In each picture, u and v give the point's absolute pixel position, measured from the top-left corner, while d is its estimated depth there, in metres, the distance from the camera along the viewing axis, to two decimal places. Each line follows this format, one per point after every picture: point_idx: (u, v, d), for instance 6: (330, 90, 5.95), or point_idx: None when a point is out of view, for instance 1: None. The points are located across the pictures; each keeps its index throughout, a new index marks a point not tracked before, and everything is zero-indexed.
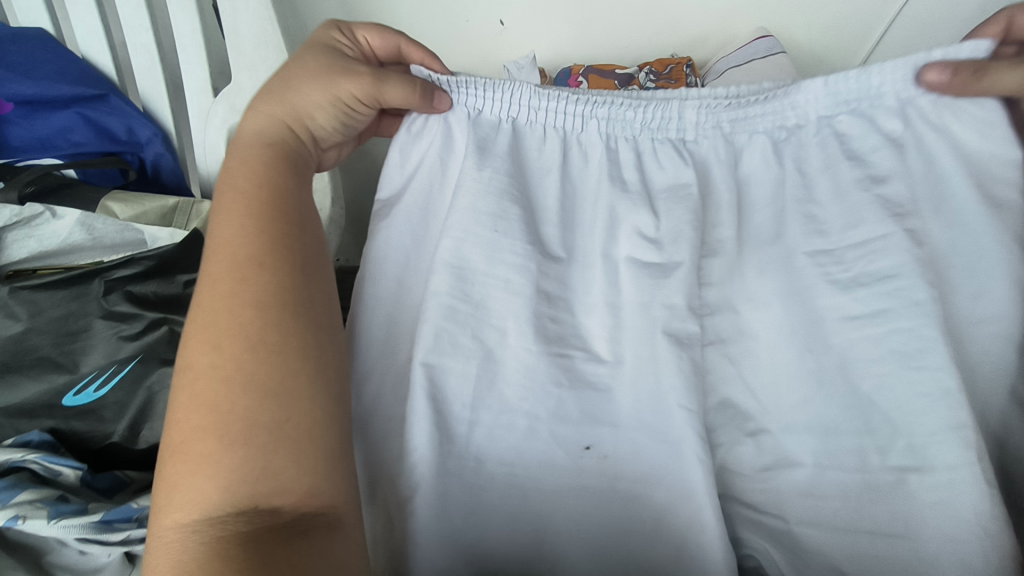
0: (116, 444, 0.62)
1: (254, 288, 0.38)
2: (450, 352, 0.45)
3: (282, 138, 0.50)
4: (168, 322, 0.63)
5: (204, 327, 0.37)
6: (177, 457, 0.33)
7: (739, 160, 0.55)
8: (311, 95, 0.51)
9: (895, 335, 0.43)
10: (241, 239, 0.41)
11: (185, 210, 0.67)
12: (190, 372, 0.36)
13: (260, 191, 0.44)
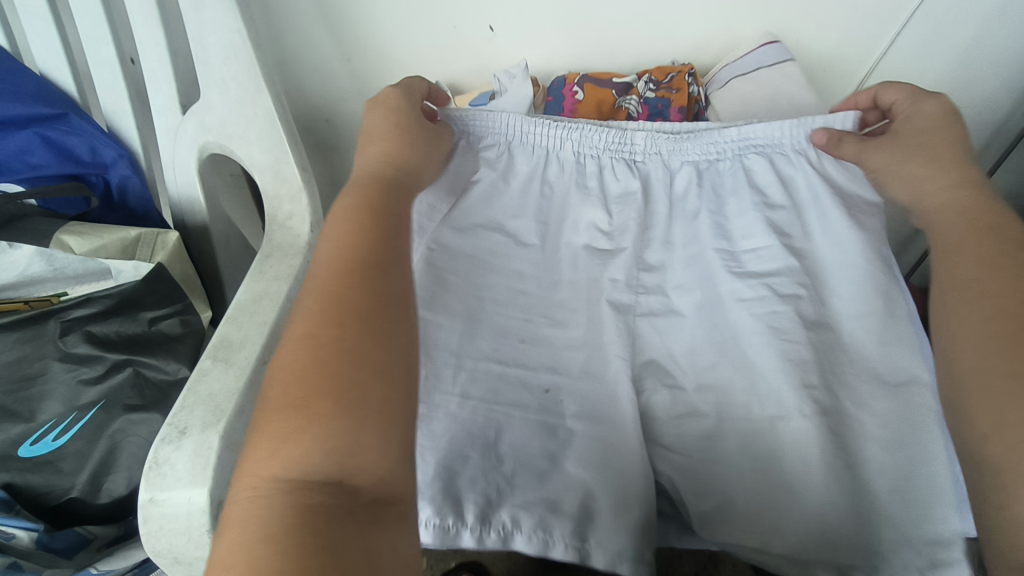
0: (77, 499, 0.57)
1: (370, 293, 0.41)
2: (439, 315, 0.56)
3: (386, 191, 0.51)
4: (132, 364, 0.58)
5: (316, 313, 0.40)
6: (276, 420, 0.35)
7: (672, 181, 0.67)
8: (402, 148, 0.55)
9: (772, 314, 0.55)
10: (352, 243, 0.45)
11: (149, 241, 0.62)
12: (297, 344, 0.38)
13: (369, 215, 0.48)
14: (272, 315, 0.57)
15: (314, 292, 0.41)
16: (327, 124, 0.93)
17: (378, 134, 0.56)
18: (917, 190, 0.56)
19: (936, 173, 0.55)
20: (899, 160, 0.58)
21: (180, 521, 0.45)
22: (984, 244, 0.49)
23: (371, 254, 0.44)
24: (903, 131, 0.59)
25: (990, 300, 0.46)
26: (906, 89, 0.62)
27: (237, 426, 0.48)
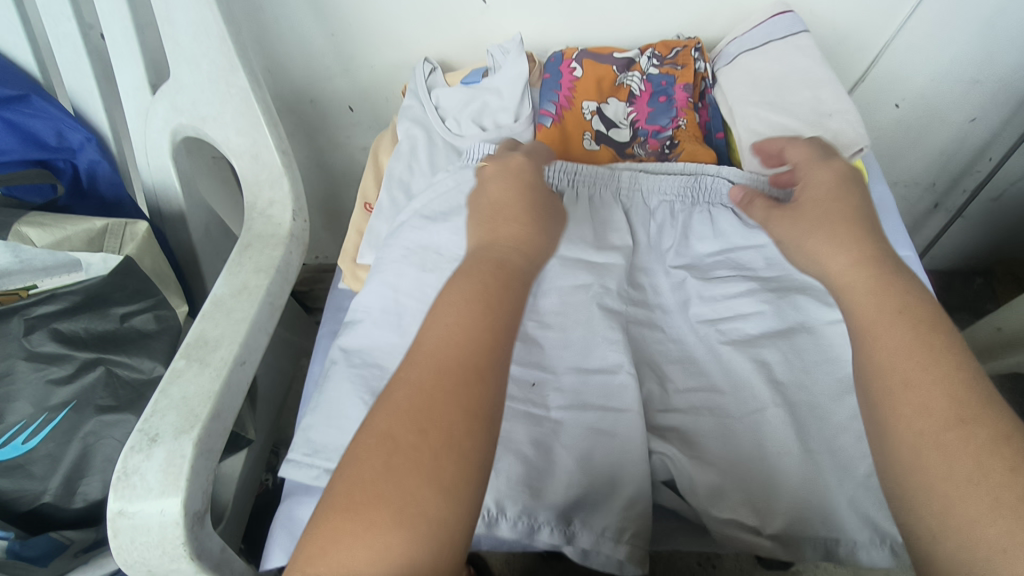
0: (49, 504, 0.54)
1: (468, 405, 0.35)
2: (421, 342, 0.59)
3: (499, 274, 0.43)
4: (104, 363, 0.55)
5: (408, 410, 0.35)
6: (344, 505, 0.32)
7: (653, 217, 0.65)
8: (527, 225, 0.46)
9: (734, 329, 0.57)
10: (464, 314, 0.39)
11: (116, 232, 0.58)
12: (376, 438, 0.34)
13: (486, 291, 0.41)
14: (250, 311, 0.53)
15: (408, 380, 0.36)
16: (312, 105, 0.88)
17: (509, 195, 0.49)
18: (820, 266, 0.48)
19: (839, 243, 0.47)
20: (804, 230, 0.50)
21: (153, 535, 0.42)
22: (893, 325, 0.41)
23: (478, 356, 0.37)
24: (809, 198, 0.52)
25: (917, 394, 0.37)
26: (805, 150, 0.57)
27: (213, 431, 0.45)
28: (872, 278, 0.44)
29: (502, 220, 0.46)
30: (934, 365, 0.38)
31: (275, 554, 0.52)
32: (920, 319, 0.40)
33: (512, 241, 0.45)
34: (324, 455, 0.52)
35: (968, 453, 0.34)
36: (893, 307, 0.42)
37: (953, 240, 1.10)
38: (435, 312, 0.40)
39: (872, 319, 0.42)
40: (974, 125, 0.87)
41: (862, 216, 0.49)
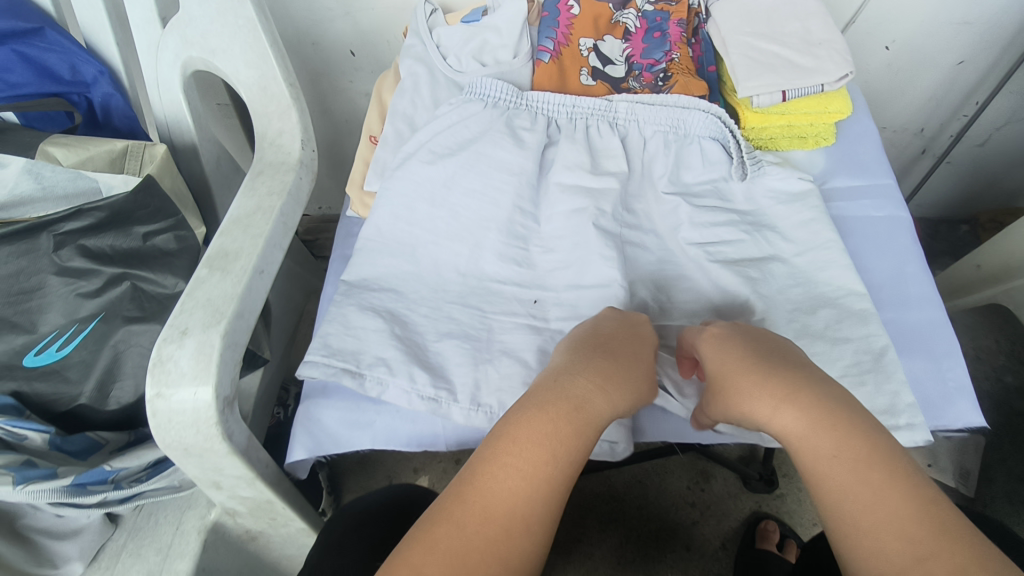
0: (85, 406, 0.59)
1: (506, 559, 0.36)
2: (427, 268, 0.63)
3: (576, 432, 0.41)
4: (129, 278, 0.58)
5: (447, 547, 0.36)
6: None
7: (648, 148, 0.68)
8: (618, 376, 0.44)
9: (720, 253, 0.62)
10: (526, 471, 0.39)
11: (136, 154, 0.62)
12: (409, 569, 0.35)
13: (555, 449, 0.40)
14: (265, 228, 0.57)
15: (450, 512, 0.38)
16: (314, 49, 0.90)
17: (604, 332, 0.49)
18: (756, 420, 0.44)
19: (760, 398, 0.44)
20: (725, 383, 0.46)
21: (187, 416, 0.47)
22: (835, 467, 0.40)
23: (526, 506, 0.38)
24: (712, 367, 0.48)
25: (873, 537, 0.37)
26: (695, 332, 0.52)
27: (236, 329, 0.49)
28: (811, 419, 0.41)
29: (596, 363, 0.45)
30: (884, 505, 0.38)
31: (297, 449, 0.57)
32: (859, 455, 0.40)
33: (593, 383, 0.43)
34: (340, 356, 0.57)
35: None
36: (829, 448, 0.40)
37: (940, 186, 1.13)
38: (500, 448, 0.40)
39: (813, 464, 0.40)
40: (962, 69, 0.89)
41: (772, 357, 0.46)
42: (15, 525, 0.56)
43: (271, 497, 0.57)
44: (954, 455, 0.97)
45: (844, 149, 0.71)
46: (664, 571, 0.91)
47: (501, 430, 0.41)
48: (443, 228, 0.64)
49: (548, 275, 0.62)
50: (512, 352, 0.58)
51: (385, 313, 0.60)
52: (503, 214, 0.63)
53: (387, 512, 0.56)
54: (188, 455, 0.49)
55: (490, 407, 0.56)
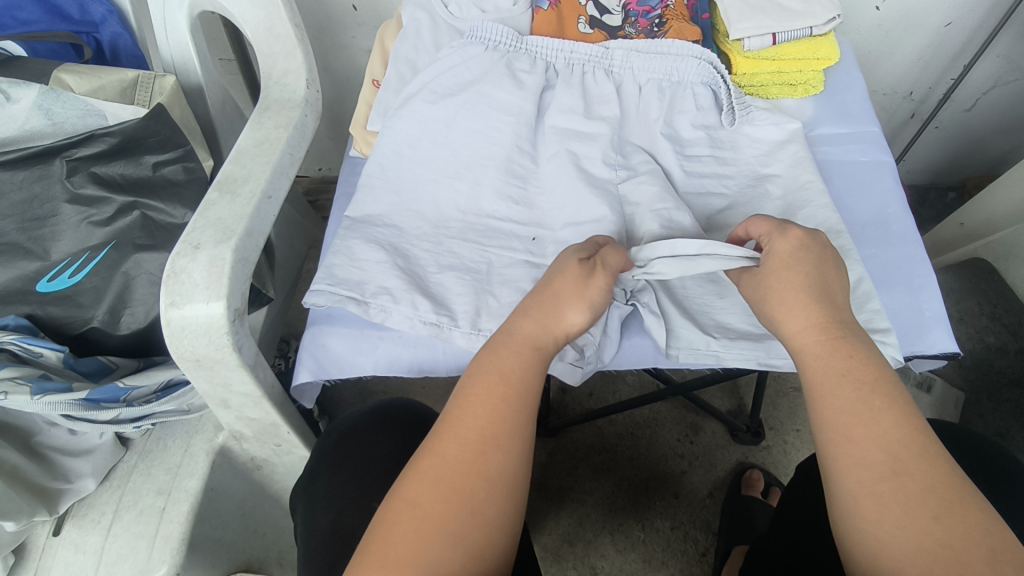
0: (97, 329, 0.61)
1: (489, 472, 0.38)
2: (426, 202, 0.63)
3: (524, 352, 0.43)
4: (139, 207, 0.60)
5: (428, 468, 0.38)
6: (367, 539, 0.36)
7: (642, 93, 0.70)
8: (556, 299, 0.46)
9: (711, 192, 0.64)
10: (486, 391, 0.41)
11: (146, 84, 0.63)
12: (404, 504, 0.37)
13: (509, 372, 0.42)
14: (273, 157, 0.59)
15: (432, 449, 0.39)
16: (316, 3, 0.91)
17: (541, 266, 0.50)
18: (779, 328, 0.46)
19: (795, 303, 0.45)
20: (767, 287, 0.47)
21: (200, 325, 0.48)
22: (841, 385, 0.41)
23: (493, 426, 0.39)
24: (771, 263, 0.47)
25: (858, 448, 0.38)
26: (771, 222, 0.50)
27: (246, 246, 0.51)
28: (829, 343, 0.43)
29: (538, 299, 0.46)
30: (876, 422, 0.39)
31: (302, 372, 0.59)
32: (865, 379, 0.41)
33: (534, 313, 0.46)
34: (344, 285, 0.55)
35: (898, 503, 0.36)
36: (839, 367, 0.42)
37: (928, 152, 1.16)
38: (459, 383, 0.42)
39: (821, 377, 0.42)
40: (949, 30, 0.92)
41: (826, 279, 0.46)
42: (30, 441, 0.58)
43: (276, 420, 0.58)
44: (935, 409, 1.01)
45: (830, 98, 0.74)
46: (653, 517, 0.94)
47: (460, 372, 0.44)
48: (443, 167, 0.64)
49: (548, 211, 0.62)
50: (512, 282, 0.58)
51: (385, 246, 0.59)
52: (504, 150, 0.64)
53: (393, 434, 0.57)
54: (199, 366, 0.50)
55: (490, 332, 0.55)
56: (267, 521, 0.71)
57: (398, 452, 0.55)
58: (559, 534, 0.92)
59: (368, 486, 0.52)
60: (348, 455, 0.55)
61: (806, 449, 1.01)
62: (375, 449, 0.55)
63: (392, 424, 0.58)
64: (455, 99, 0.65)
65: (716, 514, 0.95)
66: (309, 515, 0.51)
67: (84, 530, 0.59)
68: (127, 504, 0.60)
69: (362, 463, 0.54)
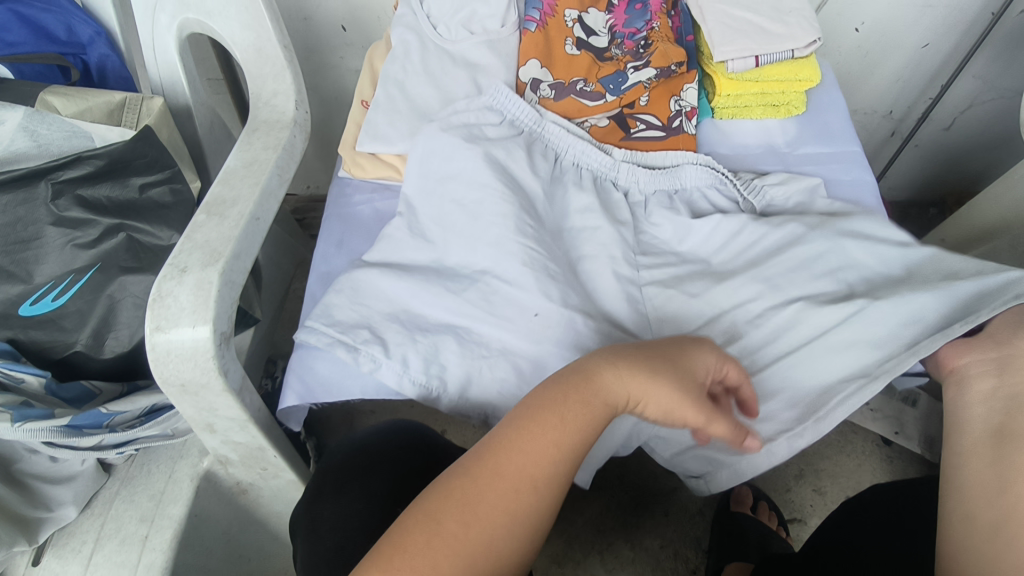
0: (80, 353, 0.60)
1: (520, 513, 0.39)
2: (411, 235, 0.63)
3: (590, 420, 0.42)
4: (125, 229, 0.59)
5: (466, 492, 0.38)
6: (389, 546, 0.36)
7: (649, 212, 0.67)
8: (656, 387, 0.42)
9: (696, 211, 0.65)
10: (547, 443, 0.40)
11: (133, 106, 0.63)
12: (432, 516, 0.37)
13: (571, 431, 0.41)
14: (261, 178, 0.58)
15: (474, 469, 0.39)
16: (306, 24, 0.92)
17: (684, 351, 0.46)
18: (964, 379, 0.48)
19: (975, 348, 0.48)
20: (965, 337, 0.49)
21: (186, 349, 0.47)
22: (982, 430, 0.43)
23: (538, 473, 0.40)
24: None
25: (981, 482, 0.40)
26: None
27: (234, 269, 0.51)
28: (1004, 392, 0.44)
29: (636, 370, 0.43)
30: (988, 460, 0.41)
31: (289, 395, 0.58)
32: (994, 422, 0.43)
33: (625, 388, 0.43)
34: (339, 327, 0.57)
35: (983, 535, 0.38)
36: (994, 413, 0.44)
37: (907, 169, 1.19)
38: (524, 417, 0.41)
39: (971, 421, 0.45)
40: (926, 51, 0.95)
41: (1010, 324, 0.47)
42: (10, 469, 0.57)
43: (263, 444, 0.57)
44: (921, 423, 0.99)
45: (813, 119, 0.75)
46: (644, 536, 0.93)
47: (527, 402, 0.42)
48: (432, 245, 0.62)
49: (553, 304, 0.56)
50: (509, 353, 0.57)
51: (373, 274, 0.60)
52: (499, 231, 0.59)
53: (392, 454, 0.56)
54: (184, 391, 0.49)
55: (477, 406, 0.57)
56: (252, 546, 0.70)
57: (394, 471, 0.54)
58: (551, 554, 0.91)
59: (369, 500, 0.51)
60: (345, 472, 0.54)
61: (796, 465, 1.01)
62: (373, 462, 0.55)
63: (387, 440, 0.57)
64: (457, 150, 0.63)
65: (706, 531, 0.94)
66: (312, 540, 0.49)
67: (65, 560, 0.57)
68: (109, 532, 0.58)
69: (362, 486, 0.52)
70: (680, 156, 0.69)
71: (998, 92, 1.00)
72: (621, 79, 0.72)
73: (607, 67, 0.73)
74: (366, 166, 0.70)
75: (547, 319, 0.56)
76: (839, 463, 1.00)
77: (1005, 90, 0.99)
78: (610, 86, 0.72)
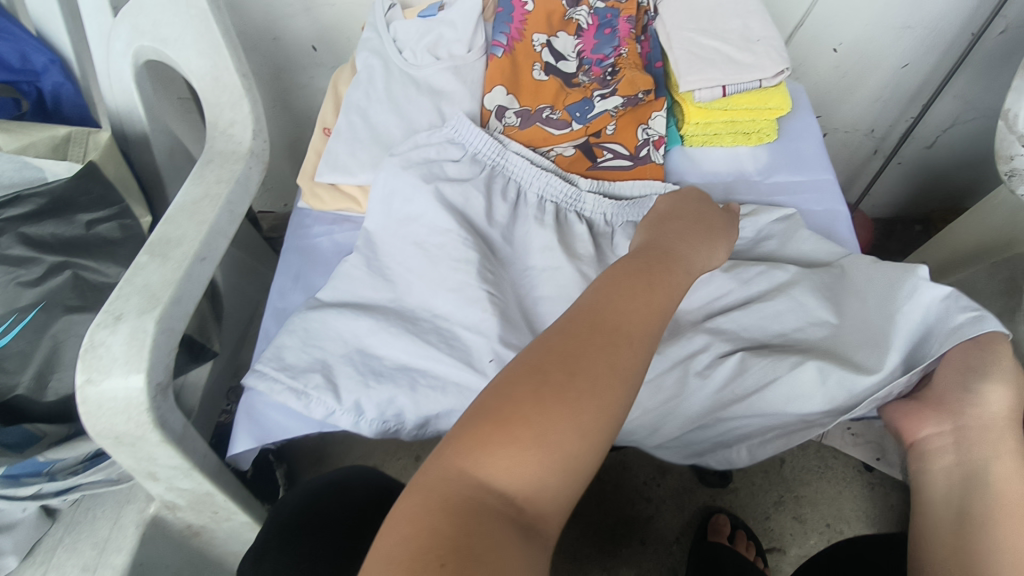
0: (22, 397, 0.56)
1: (619, 367, 0.38)
2: (367, 274, 0.61)
3: (661, 269, 0.45)
4: (71, 267, 0.57)
5: (564, 348, 0.38)
6: (494, 402, 0.35)
7: (615, 242, 0.65)
8: (698, 244, 0.51)
9: None
10: (634, 294, 0.42)
11: (79, 141, 0.61)
12: (533, 371, 0.36)
13: (651, 284, 0.43)
14: (210, 215, 0.57)
15: (568, 328, 0.39)
16: (275, 44, 0.90)
17: (692, 208, 0.55)
18: (921, 452, 0.49)
19: (929, 418, 0.49)
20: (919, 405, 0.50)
21: (119, 401, 0.45)
22: (947, 515, 0.45)
23: (633, 327, 0.40)
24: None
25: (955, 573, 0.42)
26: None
27: (173, 315, 0.49)
28: (961, 469, 0.46)
29: (675, 233, 0.50)
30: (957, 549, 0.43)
31: (241, 439, 0.56)
32: (956, 505, 0.45)
33: (679, 243, 0.49)
34: (290, 372, 0.56)
35: None
36: (955, 494, 0.45)
37: (890, 186, 1.17)
38: (609, 282, 0.43)
39: (935, 502, 0.46)
40: (906, 72, 0.94)
41: (957, 386, 0.48)
42: None
43: (210, 489, 0.55)
44: None
45: (784, 146, 0.74)
46: (619, 566, 0.91)
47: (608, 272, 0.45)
48: (387, 285, 0.60)
49: (513, 349, 0.55)
50: (466, 394, 0.55)
51: (329, 316, 0.58)
52: (461, 278, 0.57)
53: (348, 509, 0.53)
54: (120, 443, 0.47)
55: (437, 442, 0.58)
56: None
57: (347, 529, 0.52)
58: None
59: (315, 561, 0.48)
60: (295, 528, 0.51)
61: (776, 491, 0.99)
62: (324, 519, 0.52)
63: (344, 494, 0.55)
64: (416, 185, 0.62)
65: (682, 560, 0.92)
66: None
67: None
68: None
69: (310, 544, 0.50)
70: (649, 187, 0.67)
71: (980, 111, 0.98)
72: (587, 107, 0.70)
73: (574, 93, 0.72)
74: (325, 197, 0.69)
75: (503, 362, 0.54)
76: (820, 490, 0.98)
77: (987, 110, 0.98)
78: (577, 114, 0.70)
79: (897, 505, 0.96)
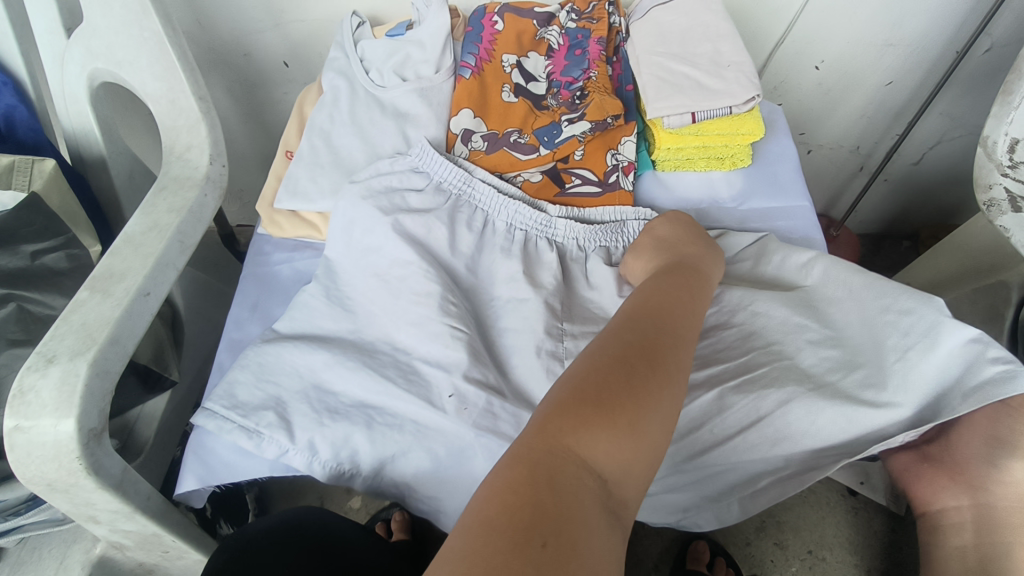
0: None
1: (680, 364, 0.41)
2: (323, 303, 0.58)
3: (695, 280, 0.50)
4: (15, 299, 0.55)
5: (633, 343, 0.41)
6: (581, 390, 0.36)
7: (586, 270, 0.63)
8: (714, 258, 0.56)
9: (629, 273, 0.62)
10: (681, 300, 0.47)
11: (24, 169, 0.59)
12: (612, 362, 0.38)
13: (689, 291, 0.48)
14: (158, 247, 0.55)
15: (626, 327, 0.42)
16: (246, 60, 0.89)
17: (696, 229, 0.60)
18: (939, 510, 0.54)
19: (945, 488, 0.53)
20: (938, 474, 0.53)
21: (48, 448, 0.43)
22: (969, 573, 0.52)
23: (684, 330, 0.44)
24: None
25: None
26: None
27: (109, 355, 0.47)
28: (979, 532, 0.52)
29: (691, 248, 0.56)
30: None
31: (188, 478, 0.54)
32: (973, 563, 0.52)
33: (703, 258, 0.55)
34: (241, 410, 0.53)
35: None
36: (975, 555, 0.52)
37: (877, 203, 1.16)
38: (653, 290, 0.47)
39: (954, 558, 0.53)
40: (890, 89, 0.92)
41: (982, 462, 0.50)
42: None
43: (157, 530, 0.53)
44: None
45: (761, 171, 0.72)
46: None
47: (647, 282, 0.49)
48: (345, 316, 0.58)
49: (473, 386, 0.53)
50: (423, 435, 0.53)
51: (282, 350, 0.56)
52: (420, 311, 0.55)
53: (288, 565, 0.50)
54: (53, 489, 0.45)
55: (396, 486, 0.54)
56: None
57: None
58: None
59: None
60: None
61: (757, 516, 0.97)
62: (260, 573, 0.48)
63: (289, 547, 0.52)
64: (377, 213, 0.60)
65: None
66: None
67: None
68: None
69: None
70: (620, 215, 0.66)
71: (966, 129, 0.96)
72: (556, 131, 0.69)
73: (543, 116, 0.70)
74: (286, 224, 0.68)
75: (461, 399, 0.52)
76: (803, 515, 0.96)
77: (973, 127, 0.96)
78: (546, 138, 0.69)
79: (882, 531, 0.94)
